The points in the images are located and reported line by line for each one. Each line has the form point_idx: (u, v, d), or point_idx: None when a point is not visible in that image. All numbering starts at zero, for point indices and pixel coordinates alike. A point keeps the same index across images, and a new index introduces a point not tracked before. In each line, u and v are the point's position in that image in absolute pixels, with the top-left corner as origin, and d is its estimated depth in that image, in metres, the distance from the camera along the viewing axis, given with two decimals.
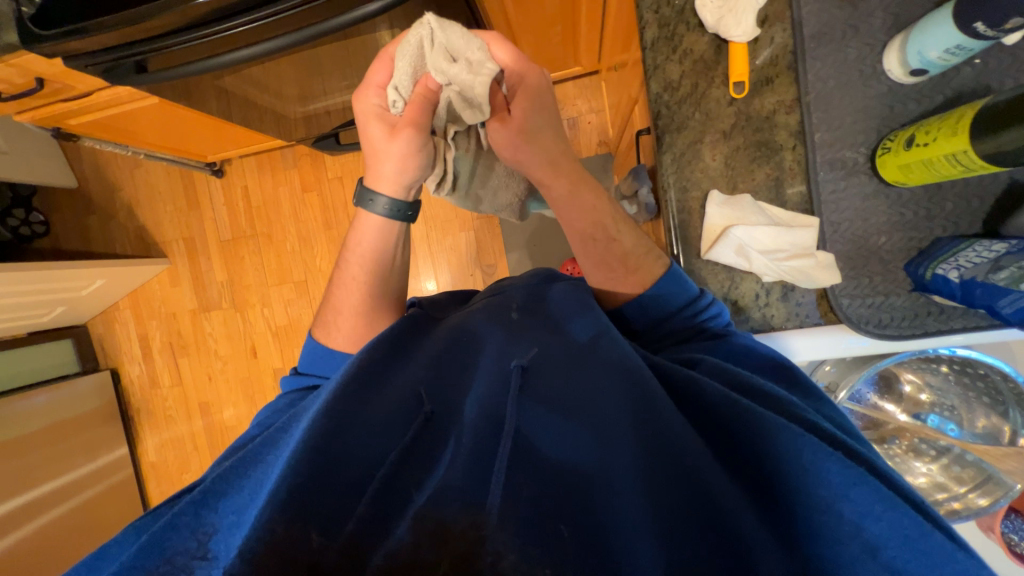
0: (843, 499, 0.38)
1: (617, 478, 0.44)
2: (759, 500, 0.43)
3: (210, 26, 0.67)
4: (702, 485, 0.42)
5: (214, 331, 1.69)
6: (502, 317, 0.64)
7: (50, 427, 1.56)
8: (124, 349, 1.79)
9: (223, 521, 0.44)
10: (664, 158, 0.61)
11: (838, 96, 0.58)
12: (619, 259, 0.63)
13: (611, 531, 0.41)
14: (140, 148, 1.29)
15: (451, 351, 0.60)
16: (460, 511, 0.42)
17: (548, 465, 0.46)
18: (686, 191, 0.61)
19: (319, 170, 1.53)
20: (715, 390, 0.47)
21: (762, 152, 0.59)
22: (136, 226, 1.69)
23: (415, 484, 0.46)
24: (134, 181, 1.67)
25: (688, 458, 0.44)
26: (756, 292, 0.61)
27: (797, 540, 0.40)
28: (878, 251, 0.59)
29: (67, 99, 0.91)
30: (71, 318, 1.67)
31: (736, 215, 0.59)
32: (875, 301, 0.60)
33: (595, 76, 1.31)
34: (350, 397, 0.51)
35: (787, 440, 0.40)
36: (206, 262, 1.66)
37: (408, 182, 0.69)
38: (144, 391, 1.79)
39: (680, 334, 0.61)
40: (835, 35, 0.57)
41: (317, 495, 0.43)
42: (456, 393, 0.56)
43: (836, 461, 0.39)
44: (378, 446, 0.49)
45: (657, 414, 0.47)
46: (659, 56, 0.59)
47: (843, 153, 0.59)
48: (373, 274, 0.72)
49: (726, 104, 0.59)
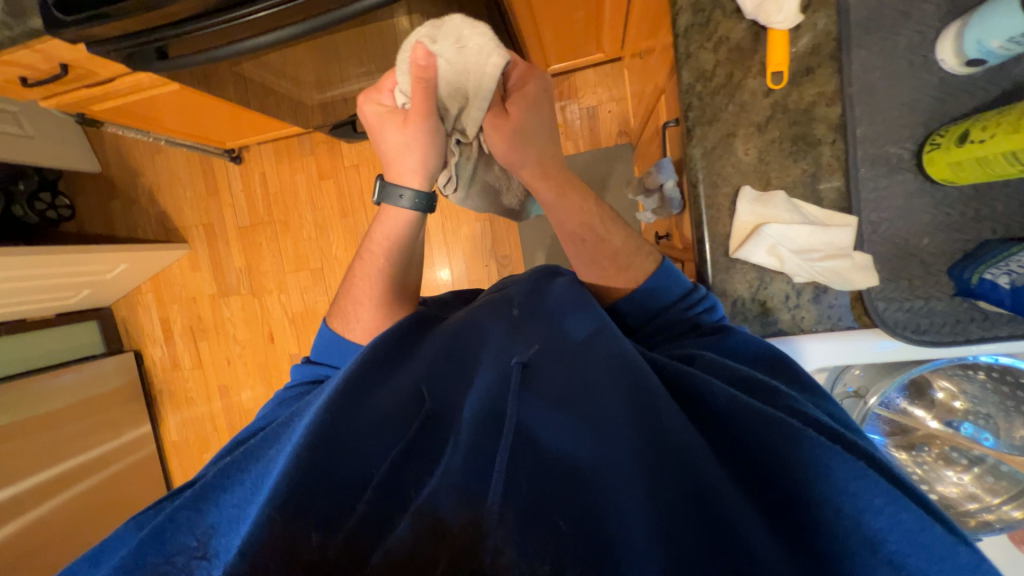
0: (843, 494, 0.37)
1: (613, 475, 0.43)
2: (759, 499, 0.41)
3: (229, 12, 0.66)
4: (697, 480, 0.41)
5: (233, 315, 1.72)
6: (503, 314, 0.63)
7: (76, 404, 1.63)
8: (147, 332, 1.83)
9: (220, 518, 0.45)
10: (693, 152, 0.55)
11: (885, 88, 0.53)
12: (610, 257, 0.64)
13: (608, 529, 0.40)
14: (160, 134, 1.30)
15: (451, 347, 0.60)
16: (460, 510, 0.42)
17: (544, 460, 0.46)
18: (716, 186, 0.56)
19: (336, 157, 1.53)
20: (716, 386, 0.46)
21: (799, 147, 0.54)
22: (157, 212, 1.72)
23: (417, 480, 0.46)
24: (155, 167, 1.69)
25: (684, 453, 0.42)
26: (785, 293, 0.57)
27: (800, 538, 0.38)
28: (920, 253, 0.54)
29: (90, 84, 0.91)
30: (96, 300, 1.72)
31: (768, 213, 0.54)
32: (914, 305, 0.56)
33: (617, 63, 1.27)
34: (349, 392, 0.51)
35: (783, 435, 0.39)
36: (225, 247, 1.68)
37: (430, 173, 0.68)
38: (166, 373, 1.84)
39: (678, 332, 0.59)
40: (885, 21, 0.52)
41: (312, 494, 0.43)
42: (457, 389, 0.55)
43: (837, 457, 0.37)
44: (375, 440, 0.48)
45: (654, 407, 0.46)
46: (693, 44, 0.54)
47: (887, 149, 0.54)
48: (389, 266, 0.72)
49: (762, 96, 0.53)
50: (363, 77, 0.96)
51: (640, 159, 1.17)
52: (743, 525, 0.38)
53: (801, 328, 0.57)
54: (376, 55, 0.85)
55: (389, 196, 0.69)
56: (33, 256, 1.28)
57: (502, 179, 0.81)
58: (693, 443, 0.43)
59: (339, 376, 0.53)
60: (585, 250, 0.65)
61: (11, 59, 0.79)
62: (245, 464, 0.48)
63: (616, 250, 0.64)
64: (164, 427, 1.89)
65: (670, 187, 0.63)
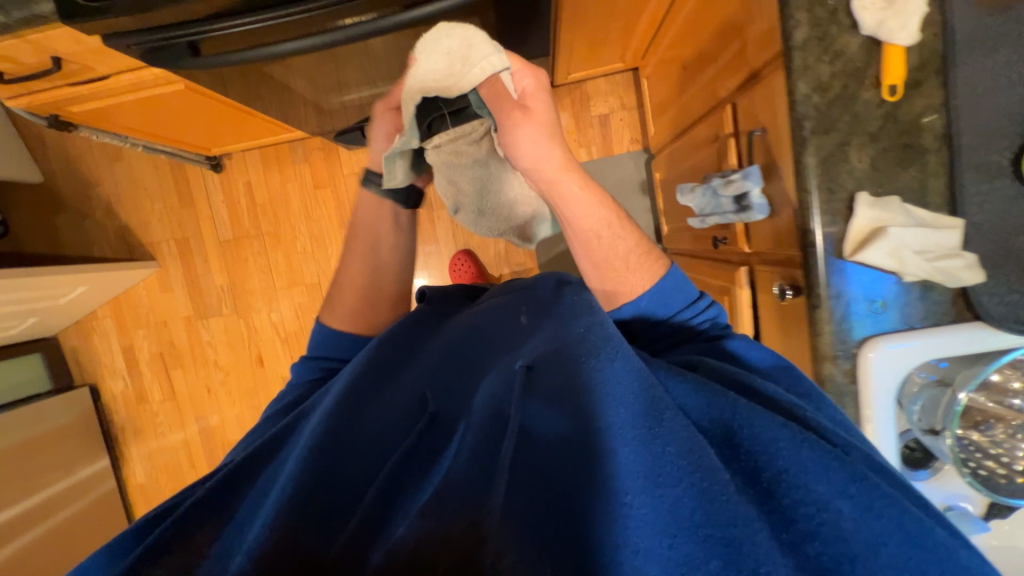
0: (842, 497, 0.33)
1: (592, 467, 0.39)
2: (753, 494, 0.36)
3: (281, 10, 0.60)
4: (691, 472, 0.35)
5: (213, 338, 1.56)
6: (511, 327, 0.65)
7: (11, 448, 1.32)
8: (104, 364, 1.61)
9: (235, 516, 0.47)
10: (808, 159, 0.52)
11: (998, 97, 0.49)
12: (621, 259, 0.65)
13: (587, 525, 0.36)
14: (140, 139, 1.16)
15: (450, 363, 0.63)
16: (451, 509, 0.41)
17: (522, 452, 0.43)
18: (830, 194, 0.52)
19: (334, 165, 1.43)
20: (689, 386, 0.44)
21: (906, 155, 0.51)
22: (116, 226, 1.52)
23: (399, 495, 0.47)
24: (115, 176, 1.50)
25: (647, 448, 0.37)
26: (894, 291, 0.53)
27: (801, 541, 0.33)
28: (1019, 252, 0.50)
29: (85, 81, 0.79)
30: (41, 330, 1.48)
31: (887, 217, 0.51)
32: (1014, 298, 0.51)
33: (630, 73, 1.30)
34: (346, 407, 0.55)
35: (771, 429, 0.37)
36: (202, 264, 1.52)
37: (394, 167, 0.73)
38: (130, 408, 1.63)
39: (673, 335, 0.65)
40: (986, 42, 0.48)
41: (319, 491, 0.47)
42: (456, 397, 0.57)
43: (818, 459, 0.35)
44: (364, 457, 0.51)
45: (624, 399, 0.41)
46: (809, 56, 0.51)
47: (988, 156, 0.49)
48: (374, 255, 0.79)
49: (875, 107, 0.50)
50: (389, 82, 0.89)
51: (661, 166, 1.19)
52: (737, 521, 0.33)
53: (909, 324, 0.53)
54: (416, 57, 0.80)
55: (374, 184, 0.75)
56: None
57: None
58: (683, 434, 0.38)
59: (343, 399, 0.55)
60: (589, 263, 0.66)
61: None
62: (254, 469, 0.52)
63: (626, 256, 0.65)
64: (129, 468, 1.66)
65: (756, 194, 0.65)
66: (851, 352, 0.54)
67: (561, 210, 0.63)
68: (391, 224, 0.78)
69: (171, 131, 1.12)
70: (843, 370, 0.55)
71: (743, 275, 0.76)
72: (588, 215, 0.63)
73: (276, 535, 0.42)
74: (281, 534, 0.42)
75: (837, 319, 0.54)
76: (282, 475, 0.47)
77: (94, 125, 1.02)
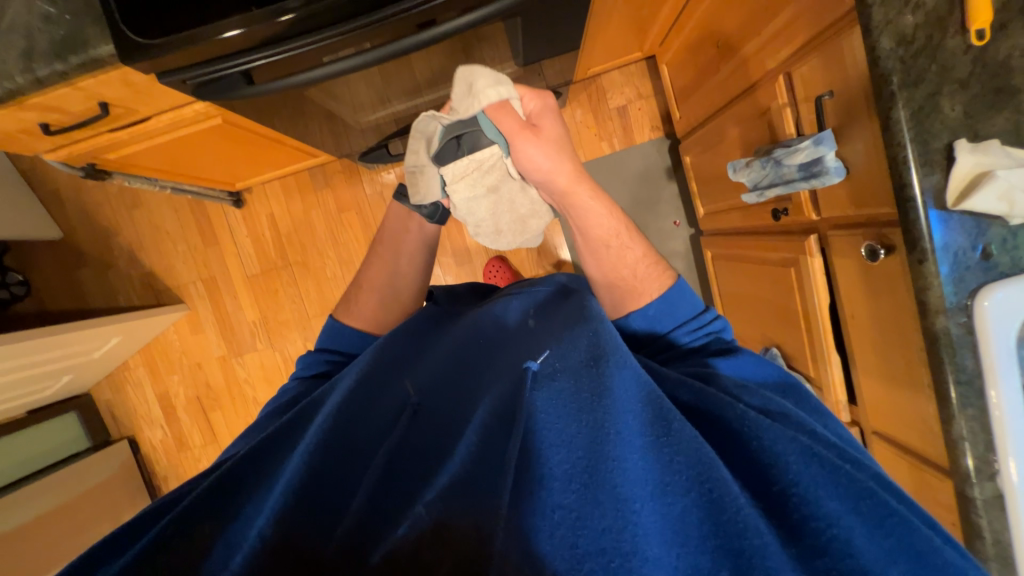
0: (852, 513, 0.34)
1: (587, 476, 0.38)
2: (765, 505, 0.37)
3: (338, 27, 0.57)
4: (698, 482, 0.36)
5: (250, 375, 1.53)
6: (507, 322, 0.63)
7: (56, 510, 1.30)
8: (141, 414, 1.58)
9: (237, 513, 0.46)
10: (899, 114, 0.51)
11: None
12: (629, 268, 0.62)
13: (577, 531, 0.36)
14: (168, 180, 1.15)
15: (457, 355, 0.59)
16: (460, 508, 0.39)
17: (529, 442, 0.42)
18: (925, 144, 0.52)
19: (355, 186, 1.42)
20: (694, 393, 0.46)
21: (999, 98, 0.50)
22: (140, 273, 1.50)
23: (404, 500, 0.44)
24: (134, 223, 1.48)
25: (653, 460, 0.38)
26: (1001, 236, 0.52)
27: (813, 555, 0.34)
28: None
29: (124, 125, 0.78)
30: (76, 386, 1.46)
31: (993, 160, 0.50)
32: None
33: (645, 62, 1.30)
34: (359, 412, 0.52)
35: (782, 441, 0.39)
36: (232, 301, 1.50)
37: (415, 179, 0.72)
38: (170, 456, 1.59)
39: (668, 352, 0.60)
40: None
41: (316, 492, 0.45)
42: (452, 395, 0.54)
43: (828, 477, 0.36)
44: (370, 462, 0.49)
45: (630, 409, 0.42)
46: (890, 11, 0.50)
47: None
48: (395, 256, 0.75)
49: (962, 54, 0.50)
50: (409, 98, 0.87)
51: (692, 149, 1.18)
52: (750, 533, 0.33)
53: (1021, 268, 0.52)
54: (447, 63, 0.77)
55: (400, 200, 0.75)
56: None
57: (523, 206, 0.68)
58: (692, 443, 0.38)
59: (348, 399, 0.52)
60: (598, 269, 0.64)
61: (41, 102, 0.65)
62: (255, 467, 0.49)
63: (634, 266, 0.63)
64: None
65: (830, 158, 0.64)
66: (963, 303, 0.54)
67: (571, 216, 0.63)
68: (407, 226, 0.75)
69: (198, 169, 1.11)
70: (957, 323, 0.54)
71: (812, 242, 0.76)
72: (590, 222, 0.62)
73: (277, 530, 0.41)
74: (281, 526, 0.42)
75: (945, 272, 0.53)
76: (285, 476, 0.45)
77: (126, 170, 1.01)
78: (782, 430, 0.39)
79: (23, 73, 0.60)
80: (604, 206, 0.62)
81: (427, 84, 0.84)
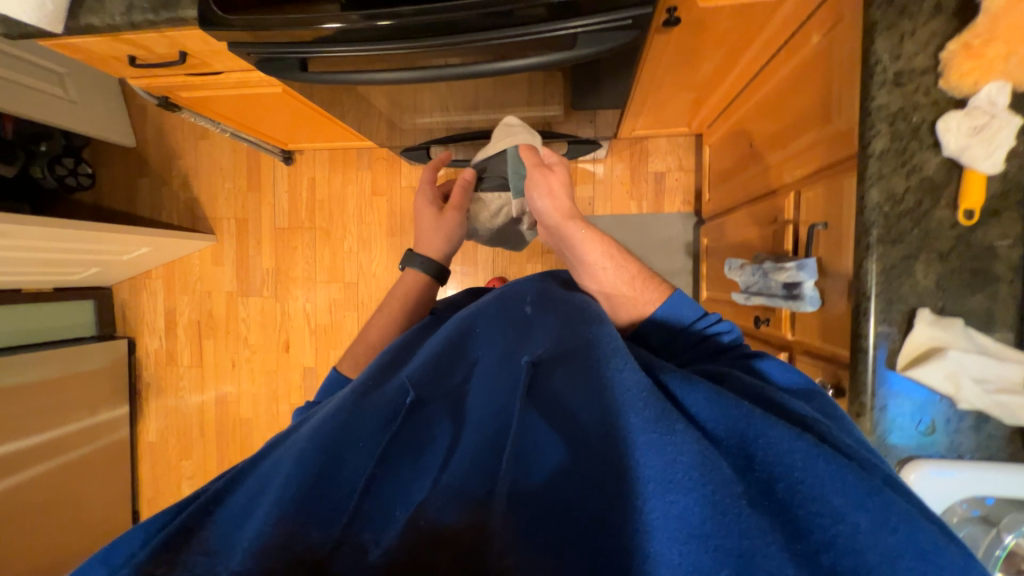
0: (858, 510, 0.29)
1: (601, 477, 0.36)
2: (766, 506, 0.31)
3: (386, 44, 0.63)
4: (703, 484, 0.31)
5: (248, 317, 1.62)
6: (510, 311, 0.55)
7: (43, 381, 1.42)
8: (146, 320, 1.70)
9: (221, 515, 0.40)
10: (871, 266, 0.51)
11: None
12: (627, 282, 0.61)
13: (599, 536, 0.34)
14: (229, 126, 1.26)
15: (452, 351, 0.51)
16: (462, 507, 0.38)
17: (520, 448, 0.40)
18: (889, 305, 0.52)
19: (394, 176, 1.51)
20: (704, 394, 0.37)
21: (976, 280, 0.50)
22: (187, 197, 1.63)
23: (396, 488, 0.42)
24: (196, 152, 1.62)
25: (654, 458, 0.33)
26: (944, 416, 0.51)
27: (815, 552, 0.29)
28: None
29: (198, 73, 0.89)
30: (101, 279, 1.60)
31: (949, 340, 0.49)
32: None
33: (693, 137, 1.32)
34: (354, 404, 0.47)
35: (787, 440, 0.32)
36: (255, 246, 1.60)
37: (445, 250, 0.84)
38: (158, 367, 1.70)
39: (692, 349, 0.55)
40: None
41: (313, 504, 0.40)
42: (446, 381, 0.49)
43: (835, 471, 0.31)
44: (362, 455, 0.44)
45: (631, 404, 0.36)
46: (885, 167, 0.51)
47: None
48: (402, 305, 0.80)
49: (948, 227, 0.50)
50: (444, 117, 0.90)
51: (712, 233, 1.19)
52: (751, 533, 0.29)
53: (958, 453, 0.51)
54: (486, 97, 0.82)
55: (413, 266, 0.82)
56: (43, 227, 1.16)
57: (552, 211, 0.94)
58: (693, 444, 0.33)
59: (349, 393, 0.48)
60: (597, 292, 0.63)
61: (133, 40, 0.76)
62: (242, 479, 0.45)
63: (631, 280, 0.61)
64: (144, 424, 1.72)
65: (808, 286, 0.63)
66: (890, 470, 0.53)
67: (567, 243, 0.65)
68: (420, 290, 0.81)
69: (258, 124, 1.22)
70: None
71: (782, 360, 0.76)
72: (578, 252, 0.64)
73: (280, 530, 0.38)
74: (281, 521, 0.38)
75: (878, 432, 0.52)
76: (279, 482, 0.41)
77: (195, 109, 1.12)
78: (782, 428, 0.33)
79: (122, 15, 0.69)
80: (586, 237, 0.64)
81: (462, 113, 0.89)
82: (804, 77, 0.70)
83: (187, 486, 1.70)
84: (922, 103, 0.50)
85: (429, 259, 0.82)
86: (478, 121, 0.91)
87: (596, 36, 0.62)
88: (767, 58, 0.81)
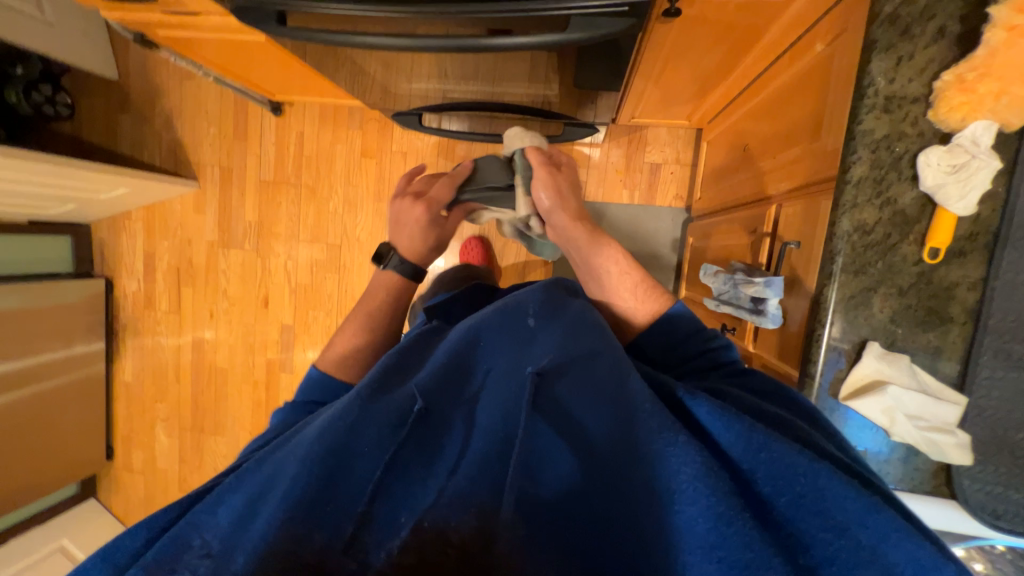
0: (857, 523, 0.32)
1: (625, 486, 0.38)
2: (765, 524, 0.34)
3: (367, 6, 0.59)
4: (708, 496, 0.34)
5: (228, 268, 1.61)
6: (513, 322, 0.50)
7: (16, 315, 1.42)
8: (125, 262, 1.68)
9: (228, 526, 0.40)
10: (830, 294, 0.51)
11: None
12: (631, 287, 0.61)
13: (622, 540, 0.37)
14: (212, 70, 1.20)
15: (453, 356, 0.47)
16: (478, 508, 0.38)
17: (533, 458, 0.40)
18: (842, 333, 0.52)
19: (385, 138, 1.46)
20: (706, 408, 0.38)
21: (931, 318, 0.50)
22: (170, 139, 1.58)
23: (407, 494, 0.40)
24: (181, 92, 1.55)
25: (664, 468, 0.36)
26: (879, 447, 0.52)
27: (812, 563, 0.33)
28: (1011, 445, 0.50)
29: (175, 13, 0.83)
30: (78, 215, 1.56)
31: (892, 374, 0.50)
32: (997, 489, 0.51)
33: (693, 131, 1.28)
34: (357, 406, 0.44)
35: (788, 456, 0.35)
36: (238, 197, 1.57)
37: (421, 249, 0.76)
38: (136, 310, 1.69)
39: (691, 361, 0.54)
40: None
41: (321, 497, 0.40)
42: (453, 385, 0.46)
43: (835, 485, 0.33)
44: (371, 455, 0.42)
45: (638, 415, 0.40)
46: (860, 195, 0.50)
47: (1014, 345, 0.48)
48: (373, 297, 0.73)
49: (912, 263, 0.50)
50: (434, 83, 0.86)
51: (699, 232, 1.18)
52: (752, 545, 0.32)
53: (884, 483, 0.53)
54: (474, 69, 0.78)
55: (388, 267, 0.75)
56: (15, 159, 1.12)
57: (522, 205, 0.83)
58: (696, 456, 0.36)
59: (352, 392, 0.46)
60: (600, 295, 0.64)
61: None
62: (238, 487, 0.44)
63: (635, 285, 0.61)
64: (120, 365, 1.73)
65: (772, 304, 0.63)
66: None
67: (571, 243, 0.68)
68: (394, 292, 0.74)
69: (243, 71, 1.16)
70: None
71: None
72: (587, 254, 0.65)
73: (289, 532, 0.38)
74: (295, 524, 0.38)
75: None
76: (285, 484, 0.40)
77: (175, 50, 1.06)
78: (786, 446, 0.35)
79: None
80: (601, 240, 0.66)
81: (450, 82, 0.85)
82: (803, 86, 0.68)
83: (161, 428, 1.73)
84: (909, 133, 0.48)
85: (408, 261, 0.75)
86: (470, 90, 0.87)
87: (592, 21, 0.58)
88: (771, 59, 0.77)
